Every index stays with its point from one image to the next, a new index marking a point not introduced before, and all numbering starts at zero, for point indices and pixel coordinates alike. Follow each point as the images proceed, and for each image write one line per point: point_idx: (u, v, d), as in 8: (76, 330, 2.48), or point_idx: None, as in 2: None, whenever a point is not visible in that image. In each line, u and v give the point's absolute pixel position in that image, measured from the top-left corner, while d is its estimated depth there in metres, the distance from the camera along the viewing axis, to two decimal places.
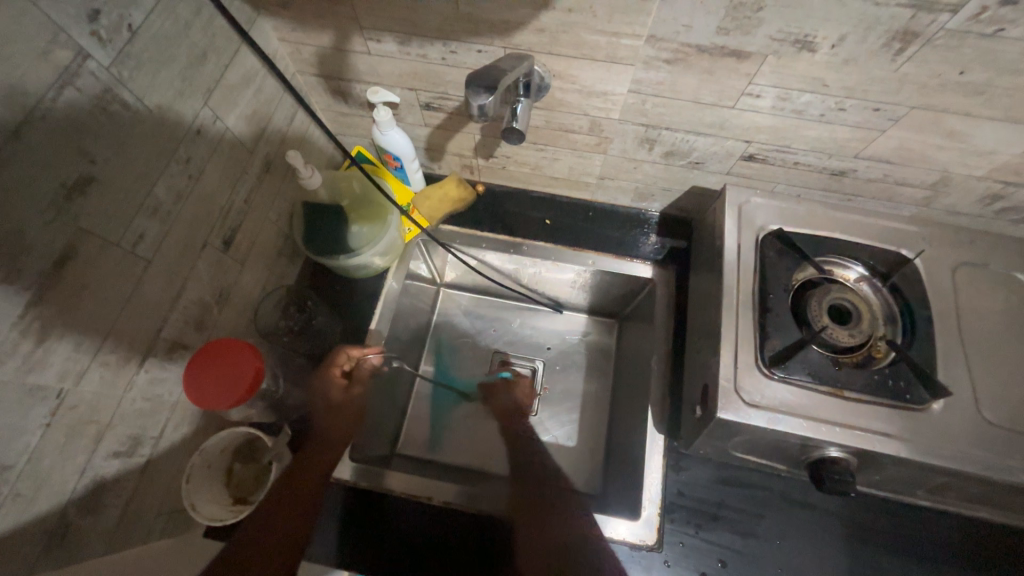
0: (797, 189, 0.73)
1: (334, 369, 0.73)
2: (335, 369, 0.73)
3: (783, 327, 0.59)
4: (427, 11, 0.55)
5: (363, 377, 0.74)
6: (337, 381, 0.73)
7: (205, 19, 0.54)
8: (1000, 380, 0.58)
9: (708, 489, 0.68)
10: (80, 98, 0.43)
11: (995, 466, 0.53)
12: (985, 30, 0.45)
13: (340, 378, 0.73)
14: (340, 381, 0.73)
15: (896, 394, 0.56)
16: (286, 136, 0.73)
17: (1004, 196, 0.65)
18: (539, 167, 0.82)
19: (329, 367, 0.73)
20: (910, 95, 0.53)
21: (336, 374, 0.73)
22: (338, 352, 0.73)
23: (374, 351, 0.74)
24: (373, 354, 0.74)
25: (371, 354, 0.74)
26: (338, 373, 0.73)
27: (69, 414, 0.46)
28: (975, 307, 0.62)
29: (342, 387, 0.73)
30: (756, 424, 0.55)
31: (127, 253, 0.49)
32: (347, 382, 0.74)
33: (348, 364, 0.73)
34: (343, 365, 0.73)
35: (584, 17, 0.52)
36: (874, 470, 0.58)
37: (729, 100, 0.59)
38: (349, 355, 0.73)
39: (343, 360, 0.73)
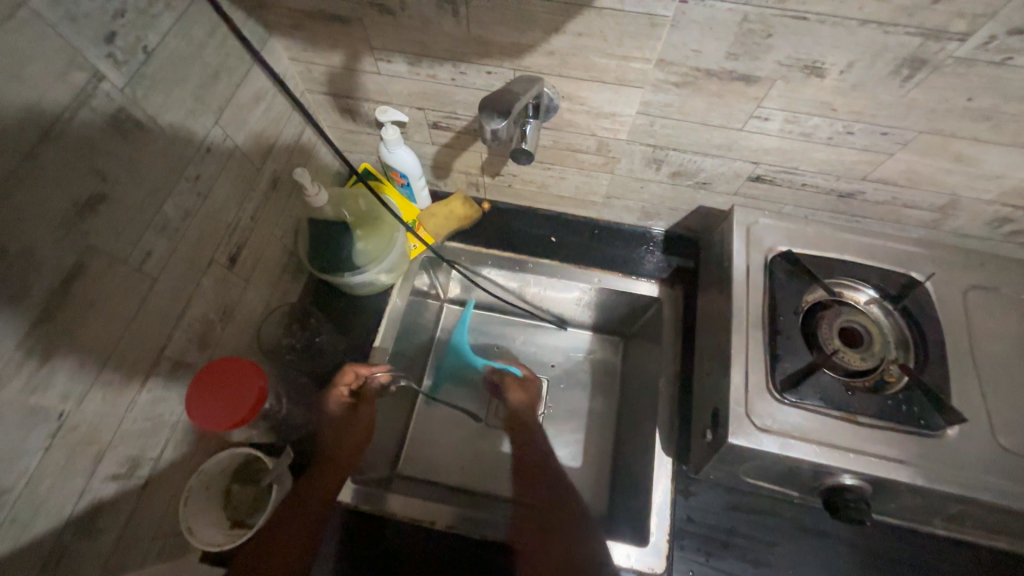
0: (804, 210, 0.73)
1: (340, 389, 0.71)
2: (342, 388, 0.72)
3: (794, 350, 0.58)
4: (438, 34, 0.56)
5: (369, 396, 0.73)
6: (341, 400, 0.72)
7: (219, 40, 0.55)
8: (1016, 406, 0.57)
9: (719, 516, 0.66)
10: (94, 118, 0.43)
11: (1015, 496, 0.52)
12: (994, 58, 0.45)
13: (346, 397, 0.72)
14: (347, 401, 0.72)
15: (912, 420, 0.54)
16: (294, 153, 0.73)
17: (1012, 219, 0.65)
18: (545, 185, 0.82)
19: (336, 387, 0.72)
20: (918, 120, 0.53)
21: (343, 394, 0.72)
22: (346, 371, 0.71)
23: (381, 369, 0.72)
24: (380, 372, 0.72)
25: (378, 373, 0.72)
26: (344, 392, 0.72)
27: (70, 436, 0.45)
28: (987, 331, 0.61)
29: (348, 406, 0.72)
30: (768, 450, 0.54)
31: (135, 271, 0.49)
32: (353, 401, 0.73)
33: (355, 383, 0.72)
34: (350, 384, 0.72)
35: (594, 42, 0.52)
36: (890, 498, 0.56)
37: (738, 123, 0.59)
38: (357, 374, 0.72)
39: (349, 379, 0.71)
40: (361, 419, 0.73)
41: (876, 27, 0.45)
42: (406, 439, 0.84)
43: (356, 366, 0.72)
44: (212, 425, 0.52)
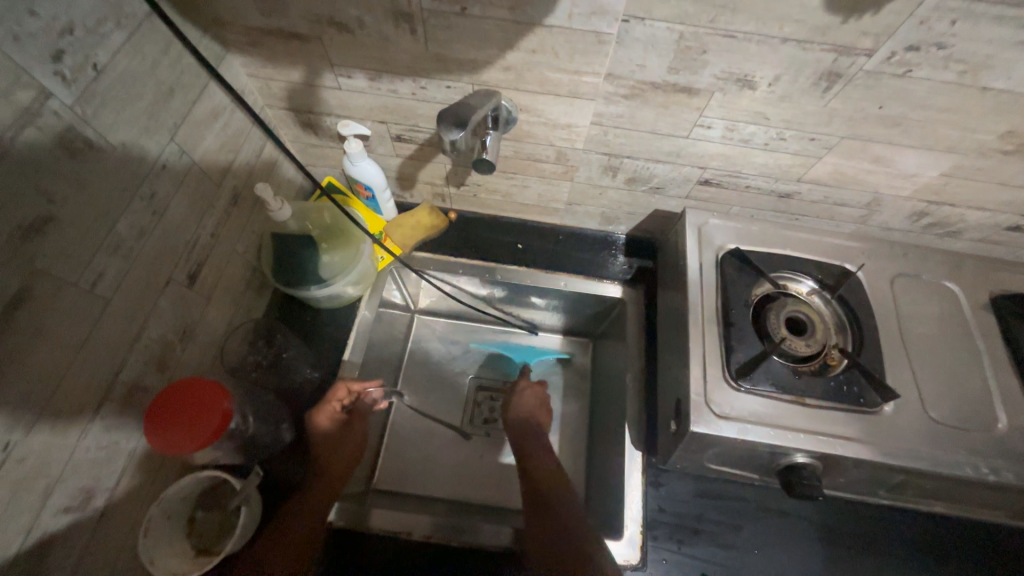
0: (750, 210, 0.78)
1: (331, 406, 0.71)
2: (334, 404, 0.71)
3: (745, 341, 0.62)
4: (396, 51, 0.57)
5: (362, 410, 0.77)
6: (333, 415, 0.72)
7: (173, 57, 0.54)
8: (940, 381, 0.63)
9: (687, 504, 0.69)
10: (40, 137, 0.42)
11: (943, 461, 0.57)
12: (897, 72, 0.51)
13: (338, 413, 0.73)
14: (338, 416, 0.73)
15: (852, 399, 0.59)
16: (254, 170, 0.72)
17: (928, 213, 0.72)
18: (509, 195, 0.85)
19: (327, 404, 0.70)
20: (840, 127, 0.59)
21: (335, 411, 0.72)
22: (338, 388, 0.71)
23: (372, 386, 0.76)
24: (372, 389, 0.76)
25: (371, 388, 0.76)
26: (337, 408, 0.72)
27: (15, 469, 0.42)
28: (913, 314, 0.67)
29: (340, 421, 0.73)
30: (727, 435, 0.57)
31: (85, 292, 0.47)
32: (345, 415, 0.74)
33: (348, 399, 0.72)
34: (343, 400, 0.72)
35: (547, 58, 0.55)
36: (838, 474, 0.61)
37: (684, 131, 0.63)
38: (349, 390, 0.72)
39: (342, 395, 0.71)
40: (354, 433, 0.75)
41: (796, 44, 0.50)
42: (380, 452, 0.84)
43: (349, 382, 0.72)
44: (188, 446, 0.50)
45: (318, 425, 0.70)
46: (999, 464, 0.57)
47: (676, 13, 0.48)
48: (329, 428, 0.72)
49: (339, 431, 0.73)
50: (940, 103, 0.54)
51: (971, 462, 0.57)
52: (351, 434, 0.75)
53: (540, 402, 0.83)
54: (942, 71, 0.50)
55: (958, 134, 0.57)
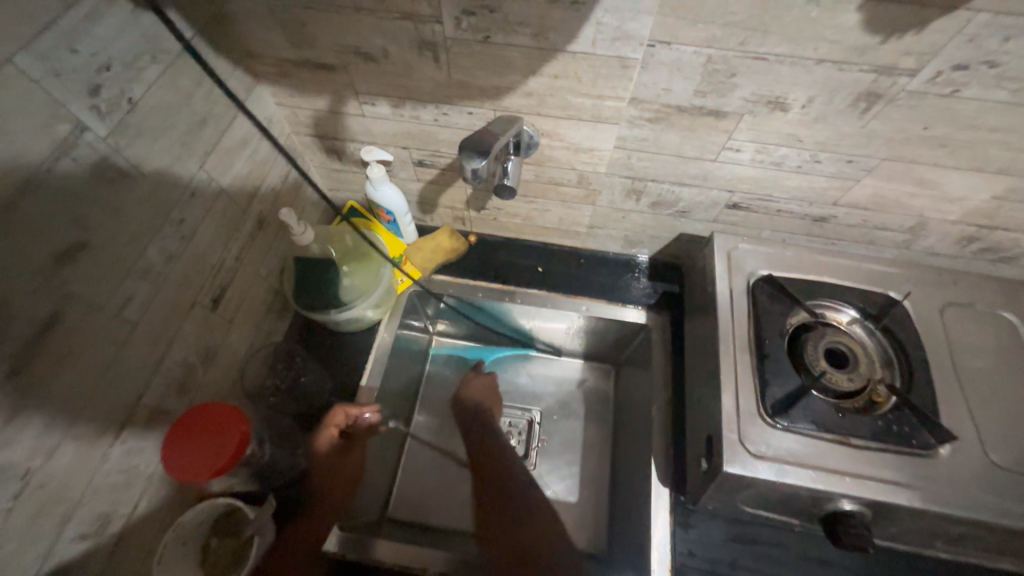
0: (781, 234, 0.75)
1: (329, 433, 0.70)
2: (332, 429, 0.71)
3: (782, 374, 0.58)
4: (419, 78, 0.58)
5: (360, 434, 0.74)
6: (332, 440, 0.71)
7: (204, 89, 0.56)
8: (1002, 423, 0.57)
9: (720, 548, 0.64)
10: (77, 168, 0.43)
11: (1009, 513, 0.52)
12: (942, 91, 0.48)
13: (336, 438, 0.72)
14: (338, 442, 0.72)
15: (903, 440, 0.54)
16: (280, 194, 0.73)
17: (979, 238, 0.67)
18: (529, 218, 0.84)
19: (326, 429, 0.71)
20: (879, 148, 0.56)
21: (333, 436, 0.71)
22: (336, 413, 0.71)
23: (372, 409, 0.73)
24: (371, 413, 0.73)
25: (368, 413, 0.73)
26: (335, 433, 0.71)
27: (35, 495, 0.42)
28: (966, 346, 0.62)
29: (339, 446, 0.72)
30: (764, 477, 0.53)
31: (112, 317, 0.48)
32: (343, 440, 0.73)
33: (346, 423, 0.72)
34: (340, 425, 0.71)
35: (569, 83, 0.55)
36: (890, 523, 0.55)
37: (711, 154, 0.61)
38: (347, 414, 0.72)
39: (339, 420, 0.71)
40: (351, 458, 0.73)
41: (832, 65, 0.48)
42: (395, 481, 0.82)
43: (347, 407, 0.71)
44: (202, 471, 0.50)
45: (315, 451, 0.70)
46: None
47: (704, 36, 0.47)
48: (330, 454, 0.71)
49: (337, 456, 0.72)
50: (991, 124, 0.50)
51: None
52: (348, 458, 0.73)
53: (486, 393, 0.86)
54: (994, 90, 0.47)
55: (1012, 155, 0.54)
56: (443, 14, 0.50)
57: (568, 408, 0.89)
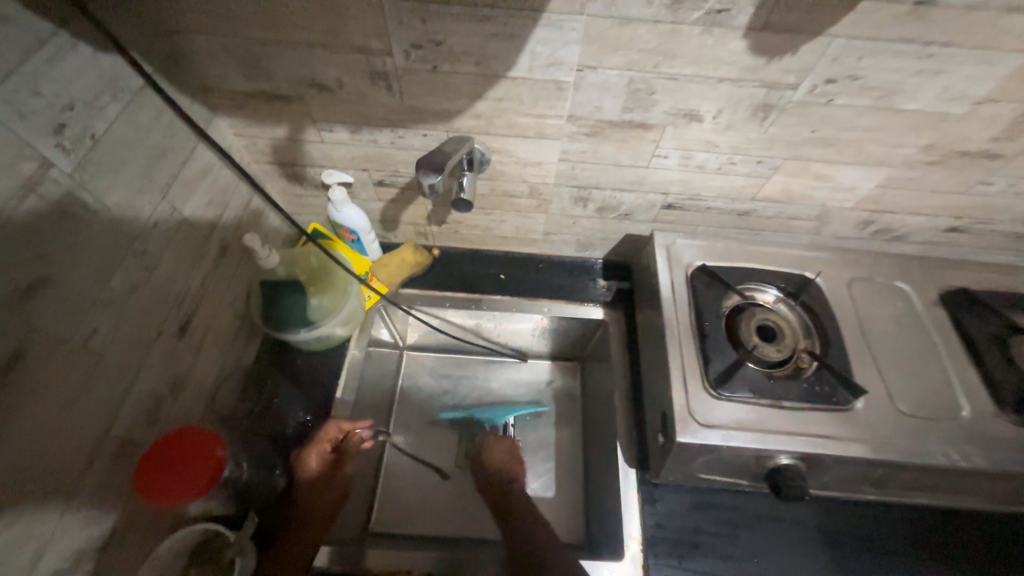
0: (713, 229, 0.84)
1: (322, 446, 0.70)
2: (324, 444, 0.70)
3: (720, 350, 0.66)
4: (374, 105, 0.62)
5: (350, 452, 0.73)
6: (323, 456, 0.70)
7: (163, 123, 0.58)
8: (904, 376, 0.67)
9: (684, 518, 0.69)
10: (40, 204, 0.44)
11: (916, 452, 0.60)
12: (821, 101, 0.58)
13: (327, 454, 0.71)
14: (328, 457, 0.71)
15: (825, 398, 0.63)
16: (242, 220, 0.75)
17: (873, 221, 0.79)
18: (488, 229, 0.89)
19: (319, 444, 0.69)
20: (781, 150, 0.65)
21: (325, 451, 0.70)
22: (330, 427, 0.71)
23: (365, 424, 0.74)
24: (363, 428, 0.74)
25: (360, 428, 0.74)
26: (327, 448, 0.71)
27: (6, 532, 0.42)
28: (871, 314, 0.72)
29: (329, 463, 0.71)
30: (712, 443, 0.59)
31: (79, 349, 0.48)
32: (332, 457, 0.71)
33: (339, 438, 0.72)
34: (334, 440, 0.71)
35: (513, 104, 0.61)
36: (822, 473, 0.63)
37: (644, 161, 0.69)
38: (341, 429, 0.72)
39: (333, 434, 0.71)
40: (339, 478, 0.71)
41: (731, 82, 0.56)
42: (376, 495, 0.83)
43: (341, 421, 0.72)
44: (185, 494, 0.51)
45: (306, 466, 0.68)
46: (969, 450, 0.60)
47: (623, 61, 0.54)
48: (318, 470, 0.69)
49: (325, 474, 0.70)
50: (864, 125, 0.61)
51: (942, 451, 0.60)
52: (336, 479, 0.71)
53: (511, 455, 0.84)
54: (860, 98, 0.57)
55: (884, 150, 0.64)
56: (393, 48, 0.55)
57: (539, 406, 0.94)
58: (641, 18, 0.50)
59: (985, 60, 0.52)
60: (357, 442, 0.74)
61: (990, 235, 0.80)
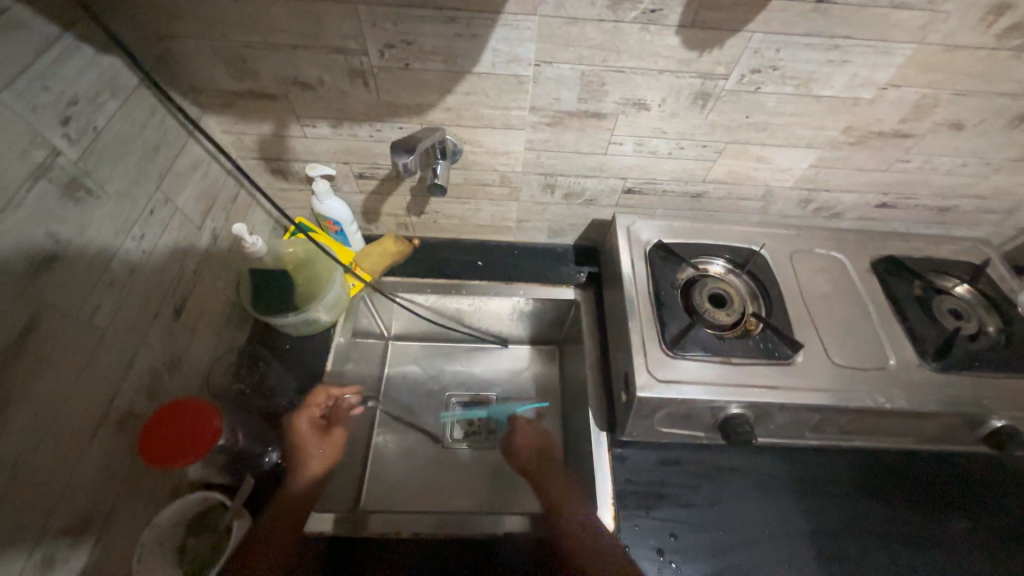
0: (671, 212, 0.91)
1: (311, 410, 0.77)
2: (314, 408, 0.78)
3: (676, 316, 0.73)
4: (353, 102, 0.68)
5: (340, 416, 0.82)
6: (315, 419, 0.78)
7: (157, 119, 0.63)
8: (839, 334, 0.75)
9: (651, 472, 0.75)
10: (50, 189, 0.49)
11: (849, 397, 0.68)
12: (749, 89, 0.66)
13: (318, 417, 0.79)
14: (317, 421, 0.79)
15: (769, 353, 0.70)
16: (231, 212, 0.79)
17: (812, 199, 0.87)
18: (465, 218, 0.95)
19: (308, 407, 0.77)
20: (722, 135, 0.73)
21: (314, 414, 0.78)
22: (318, 391, 0.78)
23: (351, 391, 0.84)
24: (349, 394, 0.84)
25: (347, 394, 0.83)
26: (316, 413, 0.78)
27: (24, 488, 0.46)
28: (810, 281, 0.81)
29: (319, 426, 0.79)
30: (669, 397, 0.66)
31: (85, 323, 0.53)
32: (322, 422, 0.79)
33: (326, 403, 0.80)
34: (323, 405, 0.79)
35: (480, 98, 0.68)
36: (769, 421, 0.70)
37: (602, 148, 0.76)
38: (328, 394, 0.79)
39: (322, 399, 0.79)
40: (333, 437, 0.79)
41: (670, 74, 0.64)
42: (366, 473, 0.87)
43: (328, 386, 0.80)
44: (179, 458, 0.54)
45: (298, 428, 0.75)
46: (893, 393, 0.68)
47: (575, 56, 0.62)
48: (309, 432, 0.76)
49: (316, 436, 0.77)
50: (790, 110, 0.69)
51: (871, 395, 0.68)
52: (329, 438, 0.78)
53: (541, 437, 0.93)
54: (783, 86, 0.65)
55: (812, 132, 0.73)
56: (369, 48, 0.61)
57: (518, 385, 1.00)
58: (587, 18, 0.57)
59: (883, 50, 0.60)
60: (345, 405, 0.83)
61: (915, 210, 0.89)
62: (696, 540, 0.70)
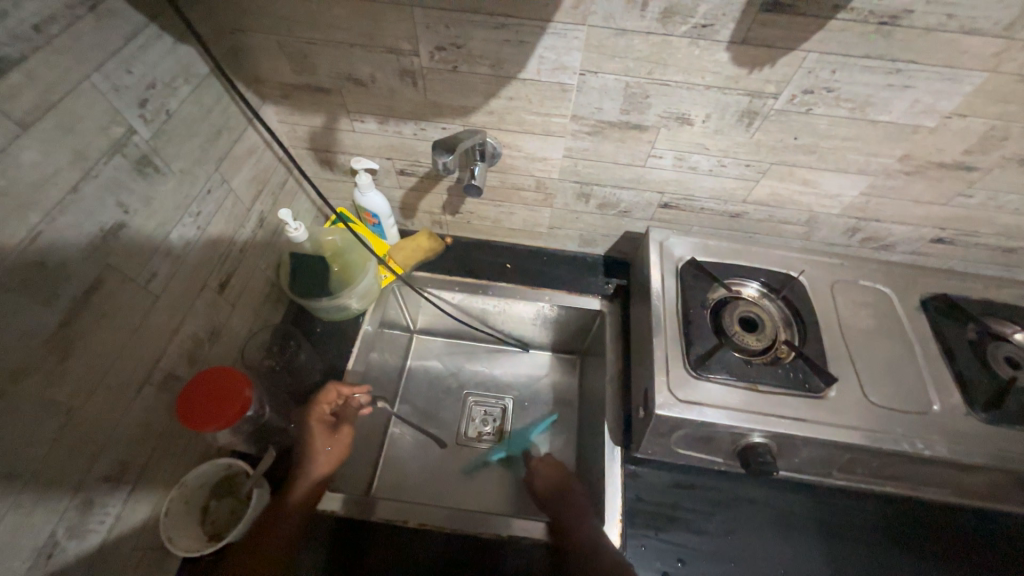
0: (707, 230, 0.90)
1: (321, 408, 0.76)
2: (323, 407, 0.77)
3: (703, 336, 0.71)
4: (401, 100, 0.71)
5: (349, 416, 0.79)
6: (324, 418, 0.76)
7: (222, 105, 0.67)
8: (878, 371, 0.71)
9: (664, 493, 0.73)
10: (124, 163, 0.53)
11: (884, 439, 0.64)
12: (800, 110, 0.64)
13: (327, 417, 0.77)
14: (327, 419, 0.77)
15: (799, 384, 0.67)
16: (279, 197, 0.84)
17: (859, 229, 0.83)
18: (498, 220, 0.96)
19: (318, 405, 0.76)
20: (767, 155, 0.71)
21: (324, 413, 0.77)
22: (329, 390, 0.77)
23: (363, 390, 0.80)
24: (360, 394, 0.79)
25: (359, 393, 0.80)
26: (326, 411, 0.77)
27: (73, 433, 0.50)
28: (851, 313, 0.77)
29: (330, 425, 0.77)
30: (689, 417, 0.64)
31: (141, 288, 0.57)
32: (332, 421, 0.77)
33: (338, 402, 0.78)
34: (333, 403, 0.78)
35: (522, 104, 0.69)
36: (793, 454, 0.67)
37: (641, 161, 0.76)
38: (339, 394, 0.78)
39: (332, 397, 0.77)
40: (340, 437, 0.77)
41: (717, 90, 0.63)
42: (381, 461, 0.90)
43: (339, 385, 0.78)
44: (212, 425, 0.58)
45: (306, 425, 0.75)
46: (934, 441, 0.64)
47: (620, 67, 0.62)
48: (317, 431, 0.75)
49: (326, 433, 0.76)
50: (842, 134, 0.66)
51: (909, 439, 0.64)
52: (337, 438, 0.76)
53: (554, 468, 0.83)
54: (837, 109, 0.63)
55: (864, 158, 0.70)
56: (420, 49, 0.63)
57: (535, 392, 1.00)
58: (635, 30, 0.57)
59: (950, 77, 0.57)
60: (357, 406, 0.80)
61: (975, 248, 0.83)
62: (704, 568, 0.67)
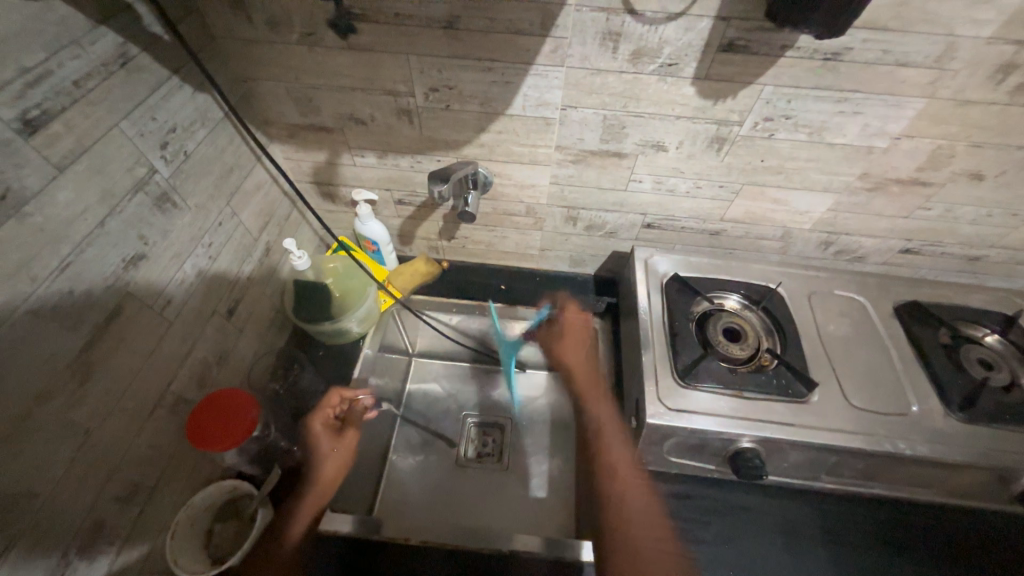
0: (690, 247, 0.95)
1: (325, 412, 0.82)
2: (328, 410, 0.82)
3: (689, 347, 0.75)
4: (399, 136, 0.77)
5: (354, 419, 0.84)
6: (330, 420, 0.82)
7: (234, 145, 0.73)
8: (857, 376, 0.74)
9: (660, 503, 0.75)
10: (145, 199, 0.58)
11: (867, 440, 0.66)
12: (764, 135, 0.70)
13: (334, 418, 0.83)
14: (333, 422, 0.82)
15: (782, 390, 0.70)
16: (284, 228, 0.89)
17: (831, 242, 0.89)
18: (492, 244, 1.01)
19: (322, 410, 0.82)
20: (737, 176, 0.77)
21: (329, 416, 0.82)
22: (333, 394, 0.83)
23: (365, 392, 0.85)
24: (363, 397, 0.85)
25: (361, 395, 0.85)
26: (331, 415, 0.83)
27: (89, 453, 0.52)
28: (829, 322, 0.81)
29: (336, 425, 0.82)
30: (679, 425, 0.67)
31: (156, 314, 0.60)
32: (338, 424, 0.83)
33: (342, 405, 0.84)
34: (337, 407, 0.83)
35: (510, 136, 0.75)
36: (781, 458, 0.70)
37: (622, 185, 0.81)
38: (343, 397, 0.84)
39: (337, 402, 0.84)
40: (345, 440, 0.81)
41: (687, 119, 0.69)
42: (382, 481, 0.90)
43: (342, 389, 0.84)
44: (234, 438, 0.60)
45: (313, 429, 0.80)
46: (915, 441, 0.66)
47: (598, 102, 0.68)
48: (323, 434, 0.80)
49: (331, 436, 0.81)
50: (805, 156, 0.72)
51: (891, 440, 0.67)
52: (342, 440, 0.81)
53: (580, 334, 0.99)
54: (796, 133, 0.69)
55: (827, 176, 0.75)
56: (416, 90, 0.70)
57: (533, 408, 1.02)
58: (608, 69, 0.64)
59: (894, 103, 0.64)
60: (361, 408, 0.85)
61: (941, 257, 0.89)
62: None
